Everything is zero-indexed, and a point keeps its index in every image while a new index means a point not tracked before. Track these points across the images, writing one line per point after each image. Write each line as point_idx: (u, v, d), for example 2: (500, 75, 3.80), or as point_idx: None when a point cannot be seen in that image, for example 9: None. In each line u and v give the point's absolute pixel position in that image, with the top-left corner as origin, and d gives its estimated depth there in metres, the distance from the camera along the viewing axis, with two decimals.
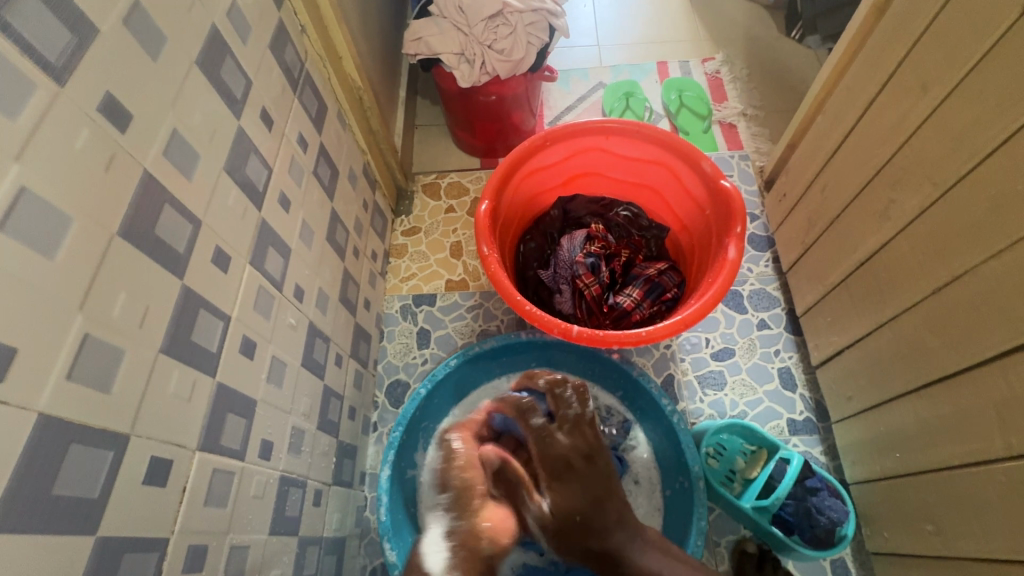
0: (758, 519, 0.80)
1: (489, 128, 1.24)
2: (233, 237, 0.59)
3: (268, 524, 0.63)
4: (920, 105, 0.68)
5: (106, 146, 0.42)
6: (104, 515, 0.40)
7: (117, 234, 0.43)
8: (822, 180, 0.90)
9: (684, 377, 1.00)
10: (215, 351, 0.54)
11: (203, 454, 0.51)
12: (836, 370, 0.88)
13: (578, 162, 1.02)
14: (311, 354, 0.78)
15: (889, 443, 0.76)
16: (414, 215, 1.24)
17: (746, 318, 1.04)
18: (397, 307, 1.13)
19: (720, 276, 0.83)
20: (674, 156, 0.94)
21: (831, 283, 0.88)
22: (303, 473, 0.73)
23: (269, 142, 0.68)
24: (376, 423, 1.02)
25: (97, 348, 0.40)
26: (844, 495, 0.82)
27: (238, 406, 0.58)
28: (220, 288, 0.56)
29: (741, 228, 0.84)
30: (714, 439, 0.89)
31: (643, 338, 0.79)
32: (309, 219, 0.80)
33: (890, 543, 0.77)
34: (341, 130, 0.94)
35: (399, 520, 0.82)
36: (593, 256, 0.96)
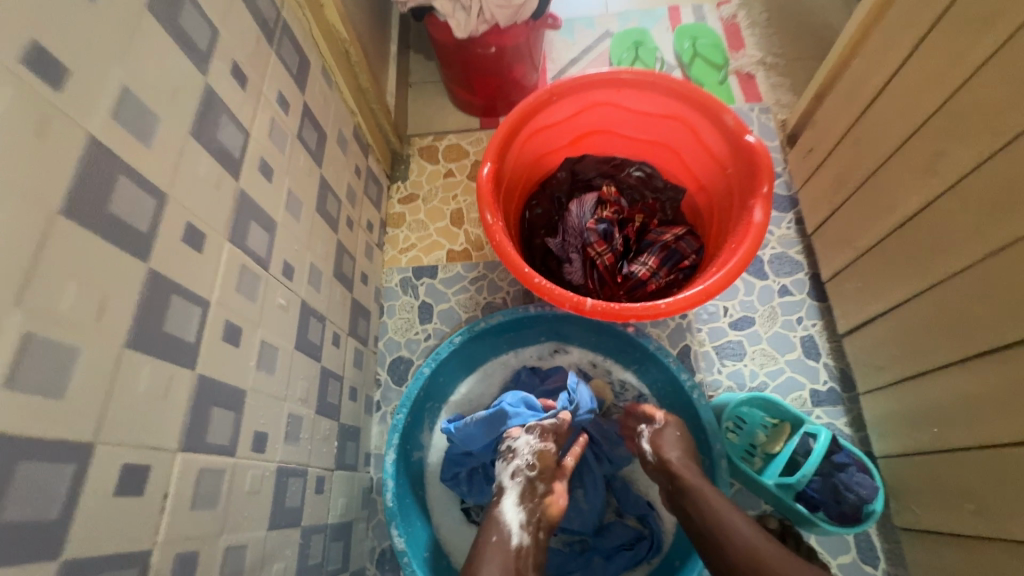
0: (780, 496, 0.78)
1: (488, 84, 1.14)
2: (207, 212, 0.52)
3: (268, 518, 0.59)
4: (981, 42, 0.59)
5: (36, 107, 0.35)
6: (72, 533, 0.35)
7: (60, 214, 0.36)
8: (856, 133, 0.82)
9: (701, 348, 0.95)
10: (194, 341, 0.49)
11: (186, 455, 0.47)
12: (866, 339, 0.82)
13: (588, 119, 0.93)
14: (306, 335, 0.73)
15: (924, 417, 0.71)
16: (411, 181, 1.16)
17: (766, 285, 0.98)
18: (397, 280, 1.07)
19: (745, 241, 0.76)
20: (694, 111, 0.85)
21: (862, 248, 0.82)
22: (303, 461, 0.69)
23: (244, 102, 0.60)
24: (380, 402, 0.98)
25: (43, 348, 0.34)
26: (873, 469, 0.77)
27: (224, 398, 0.53)
28: (196, 270, 0.50)
29: (768, 188, 0.77)
30: (735, 414, 0.84)
31: (662, 311, 0.73)
32: (296, 189, 0.73)
33: (923, 519, 0.73)
34: (327, 89, 0.85)
35: (406, 505, 0.78)
36: (605, 222, 0.89)
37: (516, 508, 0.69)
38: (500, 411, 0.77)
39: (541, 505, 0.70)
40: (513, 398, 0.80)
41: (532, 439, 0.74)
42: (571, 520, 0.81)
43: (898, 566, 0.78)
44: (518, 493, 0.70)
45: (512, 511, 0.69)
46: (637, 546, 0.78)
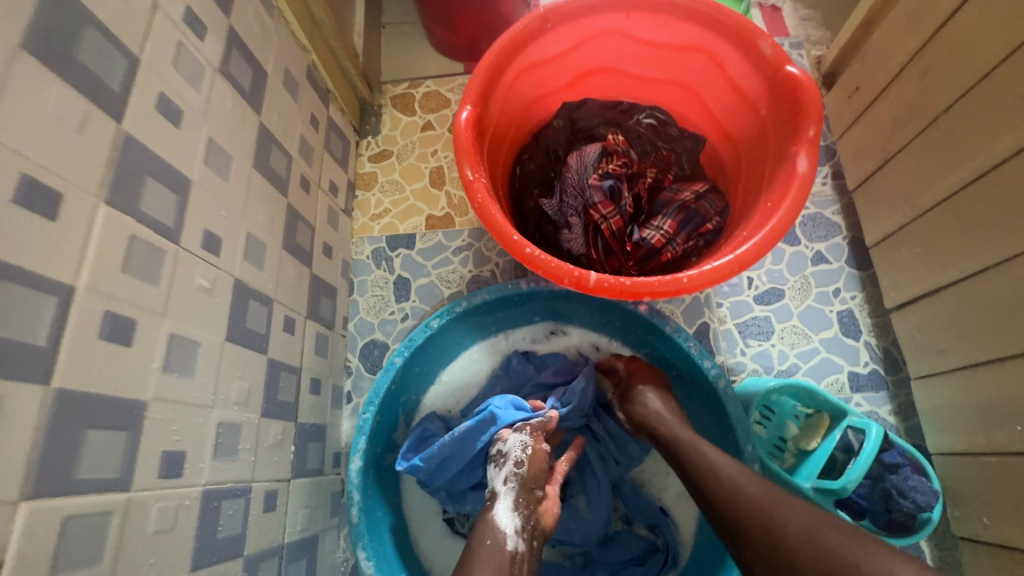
0: (819, 502, 0.66)
1: (470, 19, 0.96)
2: (61, 164, 0.38)
3: (188, 558, 0.47)
4: None
5: None
6: None
7: None
8: (923, 62, 0.67)
9: (721, 326, 0.82)
10: (45, 347, 0.36)
11: (33, 503, 0.34)
12: (926, 315, 0.69)
13: (590, 53, 0.77)
14: (244, 323, 0.59)
15: (1007, 414, 0.59)
16: (383, 136, 1.00)
17: (798, 251, 0.84)
18: (369, 252, 0.92)
19: (786, 197, 0.61)
20: (721, 37, 0.69)
21: (926, 204, 0.68)
22: (245, 477, 0.56)
23: (125, 15, 0.44)
24: (351, 393, 0.85)
25: None
26: (929, 471, 0.65)
27: (107, 416, 0.39)
28: (46, 248, 0.36)
29: (816, 131, 0.61)
30: (763, 404, 0.72)
31: (684, 286, 0.59)
32: (223, 139, 0.57)
33: (991, 531, 0.61)
34: (266, 16, 0.69)
35: (378, 518, 0.66)
36: (610, 177, 0.74)
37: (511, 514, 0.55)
38: (487, 416, 0.65)
39: (536, 512, 0.57)
40: (501, 398, 0.68)
41: (523, 438, 0.62)
42: (570, 533, 0.69)
43: None
44: (512, 499, 0.57)
45: (507, 517, 0.54)
46: (650, 561, 0.68)
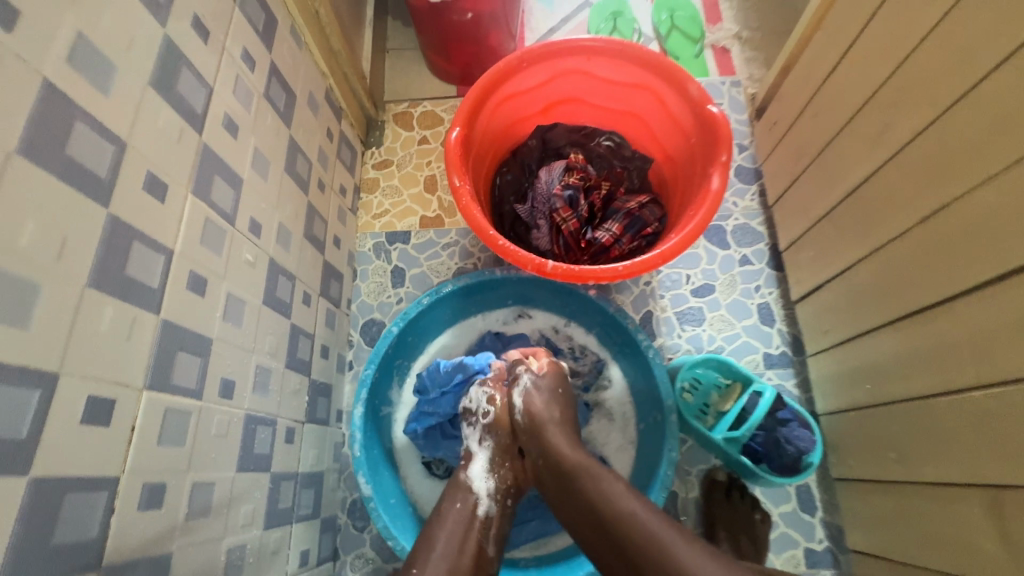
0: (727, 449, 0.82)
1: (464, 51, 1.14)
2: (168, 163, 0.54)
3: (235, 461, 0.62)
4: (925, 13, 0.61)
5: None
6: (36, 456, 0.38)
7: (18, 154, 0.38)
8: (814, 105, 0.85)
9: (663, 313, 0.99)
10: (157, 288, 0.51)
11: (152, 393, 0.49)
12: (816, 304, 0.87)
13: (559, 86, 0.95)
14: (274, 292, 0.75)
15: (862, 375, 0.76)
16: (386, 147, 1.17)
17: (728, 254, 1.02)
18: (370, 246, 1.08)
19: (702, 208, 0.79)
20: (661, 80, 0.87)
21: (817, 216, 0.85)
22: (272, 411, 0.71)
23: (206, 57, 0.61)
24: (352, 362, 1.01)
25: (3, 282, 0.36)
26: (813, 425, 0.83)
27: (189, 344, 0.55)
28: (159, 220, 0.52)
29: (727, 157, 0.79)
30: (690, 374, 0.89)
31: (621, 273, 0.76)
32: (263, 147, 0.73)
33: (855, 470, 0.78)
34: (296, 51, 0.85)
35: (374, 456, 0.82)
36: (571, 188, 0.92)
37: (485, 473, 0.72)
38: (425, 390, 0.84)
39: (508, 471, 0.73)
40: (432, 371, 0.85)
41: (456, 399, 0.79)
42: None
43: (832, 515, 0.84)
44: (487, 459, 0.73)
45: (480, 477, 0.71)
46: None
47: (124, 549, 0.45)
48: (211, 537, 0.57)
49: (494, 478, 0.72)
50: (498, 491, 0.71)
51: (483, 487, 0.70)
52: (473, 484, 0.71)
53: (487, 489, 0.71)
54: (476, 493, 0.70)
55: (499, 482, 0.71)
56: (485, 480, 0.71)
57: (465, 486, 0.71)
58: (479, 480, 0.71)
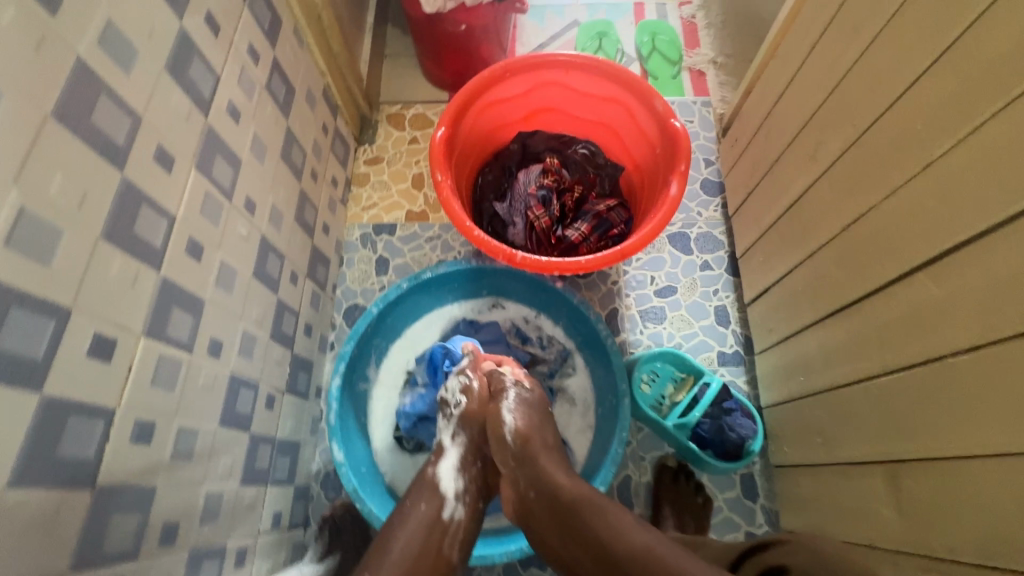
0: (677, 435, 0.90)
1: (456, 60, 1.22)
2: (176, 138, 0.60)
3: (218, 415, 0.68)
4: (852, 46, 0.70)
5: (35, 26, 0.43)
6: (49, 376, 0.44)
7: (50, 116, 0.44)
8: (766, 125, 0.93)
9: (628, 311, 1.06)
10: (159, 247, 0.57)
11: (148, 339, 0.55)
12: (764, 306, 0.94)
13: (539, 96, 1.03)
14: (264, 267, 0.81)
15: (796, 368, 0.84)
16: (378, 145, 1.24)
17: (690, 259, 1.10)
18: (357, 236, 1.15)
19: (661, 211, 0.87)
20: (631, 95, 0.95)
21: (765, 225, 0.93)
22: (255, 376, 0.77)
23: (216, 48, 0.68)
24: (333, 343, 1.06)
25: (32, 222, 0.42)
26: (756, 416, 0.91)
27: (184, 301, 0.61)
28: (164, 188, 0.58)
29: (684, 167, 0.87)
30: (648, 366, 0.96)
31: (583, 266, 0.84)
32: (261, 134, 0.80)
33: (790, 455, 0.85)
34: (298, 49, 0.92)
35: (349, 427, 0.88)
36: (545, 189, 1.00)
37: (453, 473, 0.75)
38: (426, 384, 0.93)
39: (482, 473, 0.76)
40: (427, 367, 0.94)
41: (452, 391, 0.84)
42: None
43: (773, 501, 0.92)
44: (456, 459, 0.76)
45: (448, 477, 0.75)
46: None
47: (115, 474, 0.51)
48: (192, 481, 0.62)
49: (462, 478, 0.75)
50: (464, 492, 0.74)
51: (451, 486, 0.73)
52: (442, 483, 0.74)
53: (455, 489, 0.73)
54: (443, 493, 0.73)
55: (466, 483, 0.74)
56: (453, 480, 0.74)
57: (433, 483, 0.74)
58: (448, 479, 0.74)
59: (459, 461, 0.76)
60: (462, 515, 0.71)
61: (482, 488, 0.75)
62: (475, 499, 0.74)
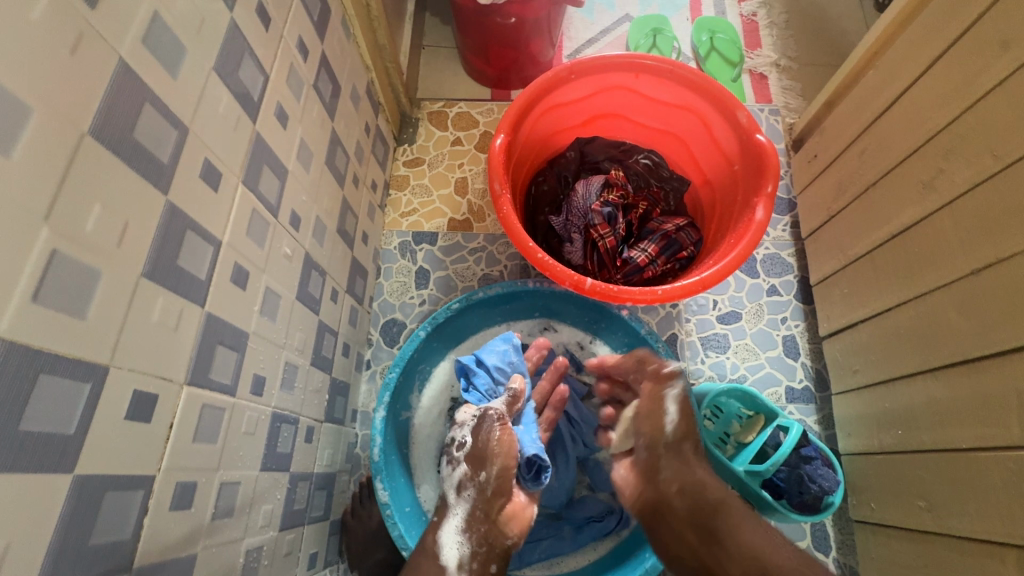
0: (748, 482, 0.82)
1: (503, 56, 1.12)
2: (224, 151, 0.52)
3: (260, 460, 0.60)
4: (997, 65, 0.62)
5: (71, 22, 0.34)
6: (82, 450, 0.36)
7: (89, 134, 0.36)
8: (861, 143, 0.84)
9: (687, 337, 0.97)
10: (205, 279, 0.49)
11: (191, 389, 0.47)
12: (846, 343, 0.87)
13: (603, 101, 0.93)
14: (307, 287, 0.73)
15: (891, 420, 0.78)
16: (418, 145, 1.15)
17: (756, 282, 1.00)
18: (396, 244, 1.07)
19: (744, 237, 0.77)
20: (708, 104, 0.86)
21: (853, 255, 0.86)
22: (296, 410, 0.70)
23: (266, 44, 0.59)
24: (370, 361, 0.99)
25: (64, 265, 0.35)
26: (835, 464, 0.83)
27: (228, 338, 0.53)
28: (211, 209, 0.50)
29: (772, 188, 0.78)
30: (712, 402, 0.87)
31: (658, 297, 0.75)
32: (308, 139, 0.72)
33: (875, 514, 0.80)
34: (345, 42, 0.83)
35: (391, 461, 0.81)
36: (610, 205, 0.91)
37: (457, 537, 0.71)
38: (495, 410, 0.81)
39: (484, 531, 0.71)
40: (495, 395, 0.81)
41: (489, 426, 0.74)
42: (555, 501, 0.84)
43: (847, 555, 0.85)
44: (461, 519, 0.72)
45: (451, 543, 0.70)
46: (606, 519, 0.82)
47: (154, 550, 0.44)
48: (232, 539, 0.55)
49: (467, 542, 0.70)
50: (469, 560, 0.70)
51: (452, 556, 0.69)
52: (443, 551, 0.70)
53: (458, 556, 0.70)
54: (445, 563, 0.69)
55: (472, 548, 0.70)
56: (457, 545, 0.70)
57: (434, 553, 0.70)
58: (450, 547, 0.70)
59: (462, 521, 0.71)
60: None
61: (493, 548, 0.71)
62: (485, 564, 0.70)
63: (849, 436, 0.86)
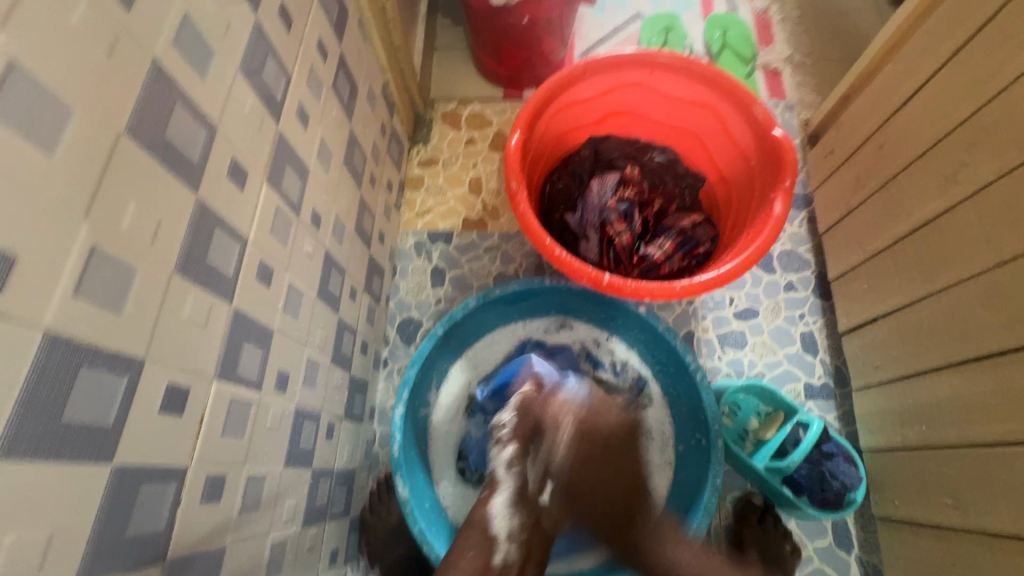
0: (769, 478, 0.82)
1: (516, 56, 1.13)
2: (250, 151, 0.53)
3: (284, 455, 0.61)
4: (1021, 55, 0.61)
5: (108, 25, 0.35)
6: (120, 444, 0.37)
7: (125, 134, 0.37)
8: (881, 136, 0.84)
9: (704, 334, 0.96)
10: (231, 276, 0.50)
11: (220, 383, 0.48)
12: (867, 338, 0.86)
13: (617, 98, 0.93)
14: (327, 286, 0.74)
15: (914, 416, 0.78)
16: (432, 145, 1.16)
17: (773, 279, 0.99)
18: (411, 243, 1.08)
19: (763, 232, 0.77)
20: (723, 99, 0.85)
21: (873, 250, 0.85)
22: (317, 406, 0.71)
23: (288, 45, 0.60)
24: (387, 360, 1.00)
25: (103, 263, 0.36)
26: (857, 461, 0.83)
27: (254, 334, 0.54)
28: (237, 208, 0.51)
29: (791, 182, 0.77)
30: (731, 399, 0.87)
31: (676, 293, 0.75)
32: (327, 139, 0.73)
33: (900, 511, 0.80)
34: (361, 43, 0.84)
35: (411, 458, 0.82)
36: (625, 202, 0.92)
37: (507, 509, 0.64)
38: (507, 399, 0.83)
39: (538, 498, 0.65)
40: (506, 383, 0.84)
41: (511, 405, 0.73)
42: None
43: (869, 553, 0.84)
44: (511, 492, 0.65)
45: (500, 515, 0.63)
46: None
47: (185, 543, 0.44)
48: (258, 532, 0.56)
49: (517, 515, 0.64)
50: (519, 531, 0.63)
51: (502, 526, 0.63)
52: (493, 523, 0.63)
53: (508, 528, 0.63)
54: (495, 535, 0.62)
55: (522, 519, 0.63)
56: (507, 517, 0.63)
57: (483, 525, 0.63)
58: (499, 517, 0.63)
59: (512, 493, 0.65)
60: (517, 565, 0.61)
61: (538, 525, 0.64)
62: (531, 543, 0.63)
63: (873, 432, 0.85)
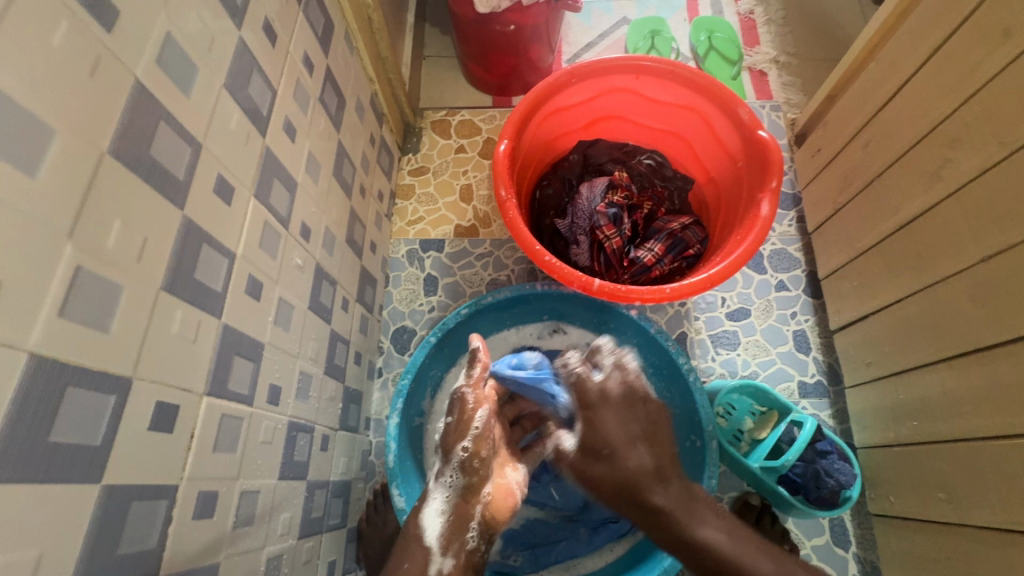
0: (763, 477, 0.82)
1: (503, 63, 1.13)
2: (236, 166, 0.53)
3: (278, 468, 0.61)
4: (998, 52, 0.62)
5: (90, 46, 0.36)
6: (109, 462, 0.37)
7: (109, 153, 0.37)
8: (866, 135, 0.84)
9: (697, 335, 0.97)
10: (220, 291, 0.50)
11: (210, 399, 0.48)
12: (858, 335, 0.87)
13: (603, 104, 0.94)
14: (319, 297, 0.74)
15: (906, 412, 0.78)
16: (423, 154, 1.17)
17: (764, 278, 0.99)
18: (404, 252, 1.08)
19: (751, 232, 0.77)
20: (708, 102, 0.86)
21: (861, 247, 0.85)
22: (311, 418, 0.71)
23: (274, 60, 0.60)
24: (382, 369, 1.00)
25: (90, 282, 0.36)
26: (851, 458, 0.83)
27: (244, 348, 0.54)
28: (225, 223, 0.51)
29: (776, 183, 0.78)
30: (725, 399, 0.87)
31: (667, 296, 0.75)
32: (315, 151, 0.73)
33: (895, 506, 0.80)
34: (348, 55, 0.85)
35: (406, 467, 0.82)
36: (615, 207, 0.92)
37: (439, 516, 0.67)
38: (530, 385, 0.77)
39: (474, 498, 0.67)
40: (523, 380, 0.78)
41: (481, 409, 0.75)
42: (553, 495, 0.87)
43: (867, 550, 0.85)
44: (442, 501, 0.68)
45: (433, 521, 0.67)
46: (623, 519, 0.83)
47: (177, 560, 0.44)
48: (252, 547, 0.56)
49: (449, 520, 0.67)
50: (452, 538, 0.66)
51: (435, 538, 0.66)
52: (425, 532, 0.66)
53: (439, 535, 0.66)
54: (427, 543, 0.65)
55: (453, 526, 0.66)
56: (438, 524, 0.67)
57: (417, 537, 0.66)
58: (432, 526, 0.67)
59: (444, 500, 0.68)
60: (451, 570, 0.64)
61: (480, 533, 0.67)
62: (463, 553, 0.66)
63: (863, 428, 0.87)
